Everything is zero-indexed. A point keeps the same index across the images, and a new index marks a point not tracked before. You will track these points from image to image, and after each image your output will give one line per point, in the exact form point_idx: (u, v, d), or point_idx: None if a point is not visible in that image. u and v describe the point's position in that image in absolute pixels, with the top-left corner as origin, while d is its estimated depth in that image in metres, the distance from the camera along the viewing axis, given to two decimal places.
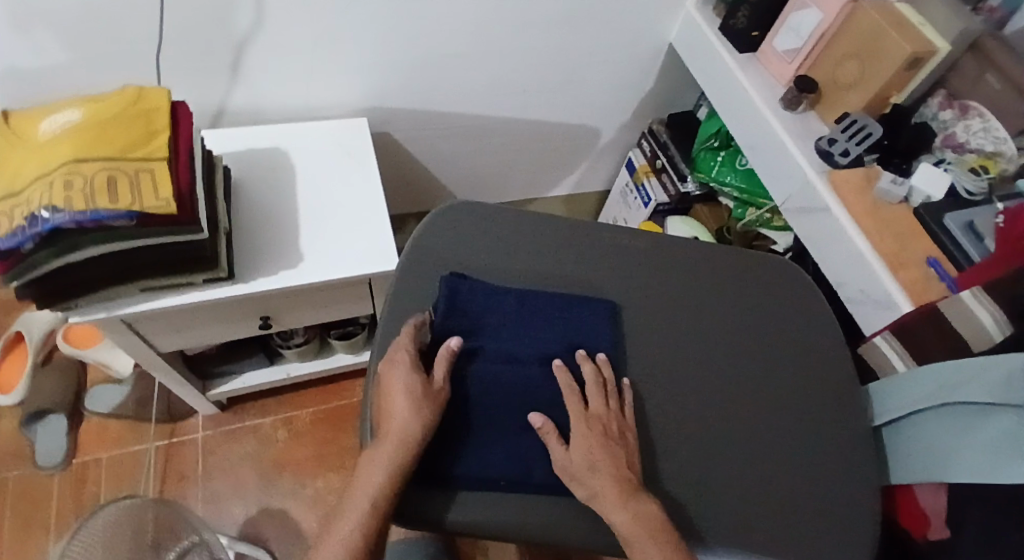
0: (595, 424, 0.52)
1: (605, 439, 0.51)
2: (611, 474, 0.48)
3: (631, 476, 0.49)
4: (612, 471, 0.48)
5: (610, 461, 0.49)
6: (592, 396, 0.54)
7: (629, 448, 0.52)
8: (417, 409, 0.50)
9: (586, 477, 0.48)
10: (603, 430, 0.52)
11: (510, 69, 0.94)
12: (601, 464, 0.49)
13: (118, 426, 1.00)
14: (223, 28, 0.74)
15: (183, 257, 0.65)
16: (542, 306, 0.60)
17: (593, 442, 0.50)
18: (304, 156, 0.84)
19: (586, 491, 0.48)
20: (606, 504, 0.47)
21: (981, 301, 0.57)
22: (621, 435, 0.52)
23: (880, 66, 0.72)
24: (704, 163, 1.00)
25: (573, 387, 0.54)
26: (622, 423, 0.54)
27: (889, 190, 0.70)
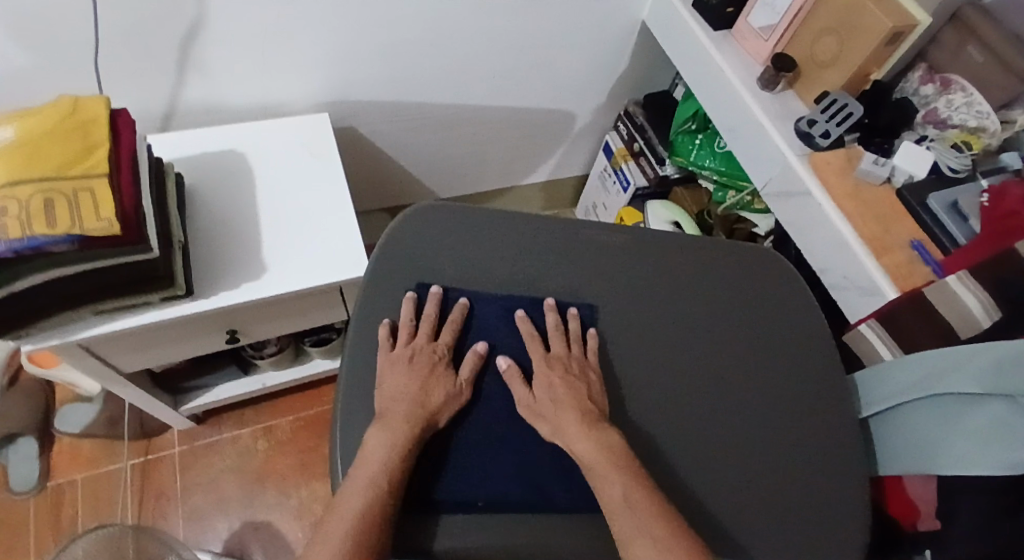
0: (557, 364, 0.55)
1: (568, 377, 0.55)
2: (574, 409, 0.52)
3: (593, 409, 0.53)
4: (575, 404, 0.52)
5: (572, 396, 0.53)
6: (553, 342, 0.57)
7: (593, 385, 0.55)
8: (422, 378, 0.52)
9: (550, 412, 0.52)
10: (564, 368, 0.55)
11: (476, 54, 0.90)
12: (563, 398, 0.53)
13: (91, 446, 0.97)
14: (164, 27, 0.68)
15: (134, 277, 0.61)
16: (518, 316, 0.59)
17: (555, 379, 0.54)
18: (262, 158, 0.79)
19: (549, 427, 0.52)
20: (569, 437, 0.51)
21: (968, 286, 0.56)
22: (583, 373, 0.56)
23: (860, 43, 0.70)
24: (682, 147, 0.97)
25: (534, 335, 0.58)
26: (585, 364, 0.57)
27: (872, 170, 0.68)
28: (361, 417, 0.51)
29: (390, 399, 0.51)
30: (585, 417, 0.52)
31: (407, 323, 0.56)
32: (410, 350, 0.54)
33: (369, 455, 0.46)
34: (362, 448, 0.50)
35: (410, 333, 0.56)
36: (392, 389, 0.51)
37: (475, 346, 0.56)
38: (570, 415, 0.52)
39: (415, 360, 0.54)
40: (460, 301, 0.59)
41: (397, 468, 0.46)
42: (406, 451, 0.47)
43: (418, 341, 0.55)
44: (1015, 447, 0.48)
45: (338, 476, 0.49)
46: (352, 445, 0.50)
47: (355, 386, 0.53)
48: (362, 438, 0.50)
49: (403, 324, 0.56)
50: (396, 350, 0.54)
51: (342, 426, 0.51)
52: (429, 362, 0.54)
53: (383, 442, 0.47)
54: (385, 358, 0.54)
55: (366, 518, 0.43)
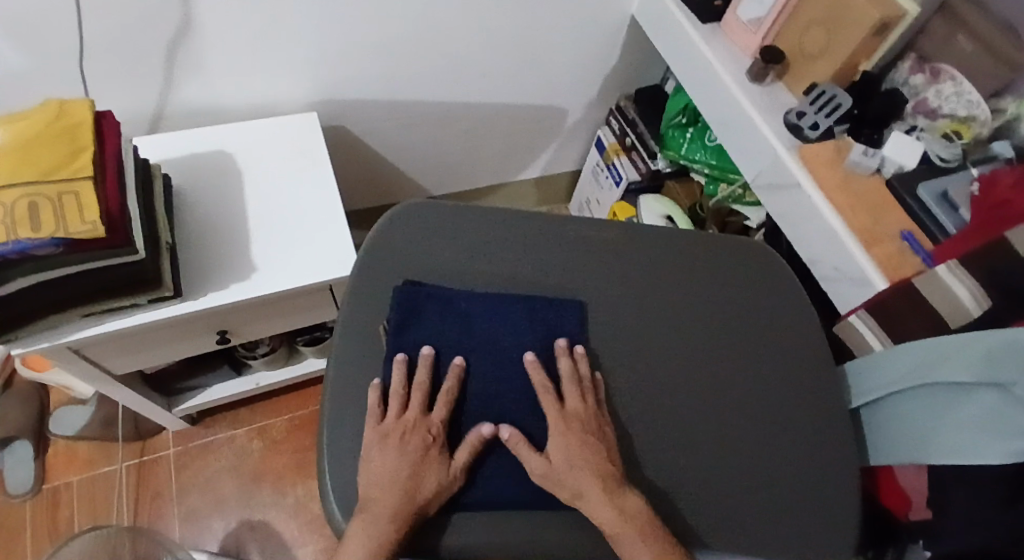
0: (575, 424, 0.51)
1: (587, 436, 0.50)
2: (593, 473, 0.47)
3: (613, 471, 0.48)
4: (597, 468, 0.48)
5: (593, 457, 0.49)
6: (569, 394, 0.52)
7: (609, 442, 0.51)
8: (409, 459, 0.47)
9: (569, 479, 0.48)
10: (582, 424, 0.51)
11: (463, 50, 0.89)
12: (583, 459, 0.48)
13: (86, 449, 0.96)
14: (147, 29, 0.68)
15: (122, 279, 0.61)
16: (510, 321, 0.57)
17: (574, 439, 0.50)
18: (251, 158, 0.79)
19: (568, 492, 0.47)
20: (591, 503, 0.46)
21: (957, 275, 0.56)
22: (601, 431, 0.51)
23: (848, 33, 0.69)
24: (672, 141, 0.98)
25: (547, 386, 0.53)
26: (600, 418, 0.52)
27: (861, 162, 0.68)
28: (352, 415, 0.51)
29: (376, 486, 0.46)
30: (607, 482, 0.47)
31: (398, 393, 0.51)
32: (402, 425, 0.49)
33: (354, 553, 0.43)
34: (352, 448, 0.50)
35: (401, 406, 0.50)
36: (380, 473, 0.46)
37: (481, 429, 0.50)
38: (592, 480, 0.47)
39: (407, 438, 0.48)
40: (456, 361, 0.53)
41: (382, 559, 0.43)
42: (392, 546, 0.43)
43: (409, 416, 0.50)
44: (1005, 438, 0.47)
45: (328, 477, 0.49)
46: (342, 445, 0.50)
47: (344, 380, 0.53)
48: (353, 436, 0.50)
49: (395, 393, 0.51)
50: (386, 424, 0.49)
51: (331, 422, 0.51)
52: (422, 444, 0.49)
53: (365, 535, 0.43)
54: (373, 432, 0.49)
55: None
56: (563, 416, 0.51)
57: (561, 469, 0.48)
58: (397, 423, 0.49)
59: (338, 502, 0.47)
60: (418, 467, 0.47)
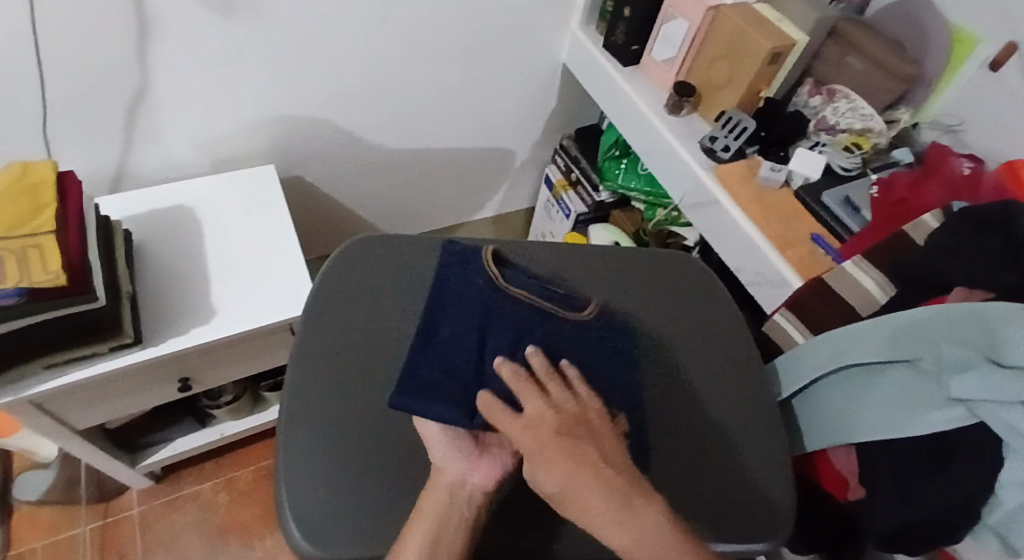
0: (553, 420, 0.44)
1: (577, 438, 0.43)
2: (601, 486, 0.40)
3: (621, 476, 0.41)
4: (600, 473, 0.41)
5: (591, 466, 0.41)
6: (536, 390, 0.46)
7: (608, 437, 0.44)
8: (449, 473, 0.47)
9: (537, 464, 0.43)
10: (565, 423, 0.44)
11: (410, 101, 0.96)
12: (586, 473, 0.41)
13: (48, 514, 0.94)
14: (108, 93, 0.73)
15: (84, 327, 0.63)
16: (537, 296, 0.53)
17: (545, 420, 0.44)
18: (209, 210, 0.83)
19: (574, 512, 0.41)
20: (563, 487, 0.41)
21: (863, 268, 0.63)
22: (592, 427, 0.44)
23: (745, 67, 0.78)
24: (610, 172, 1.07)
25: (521, 381, 0.46)
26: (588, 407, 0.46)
27: (770, 177, 0.75)
28: (304, 439, 0.53)
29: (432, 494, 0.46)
30: (619, 493, 0.40)
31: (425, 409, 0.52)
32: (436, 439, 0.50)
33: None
34: (306, 473, 0.51)
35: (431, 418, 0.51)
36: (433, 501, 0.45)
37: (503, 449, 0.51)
38: (561, 465, 0.41)
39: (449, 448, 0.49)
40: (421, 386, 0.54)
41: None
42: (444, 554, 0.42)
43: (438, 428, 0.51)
44: (925, 409, 0.52)
45: (285, 504, 0.50)
46: (296, 472, 0.51)
47: (296, 416, 0.54)
48: (307, 461, 0.51)
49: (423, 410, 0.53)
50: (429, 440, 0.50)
51: (285, 453, 0.52)
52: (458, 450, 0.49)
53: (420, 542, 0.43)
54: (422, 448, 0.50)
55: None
56: (522, 387, 0.46)
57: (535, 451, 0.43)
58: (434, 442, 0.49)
59: (295, 524, 0.49)
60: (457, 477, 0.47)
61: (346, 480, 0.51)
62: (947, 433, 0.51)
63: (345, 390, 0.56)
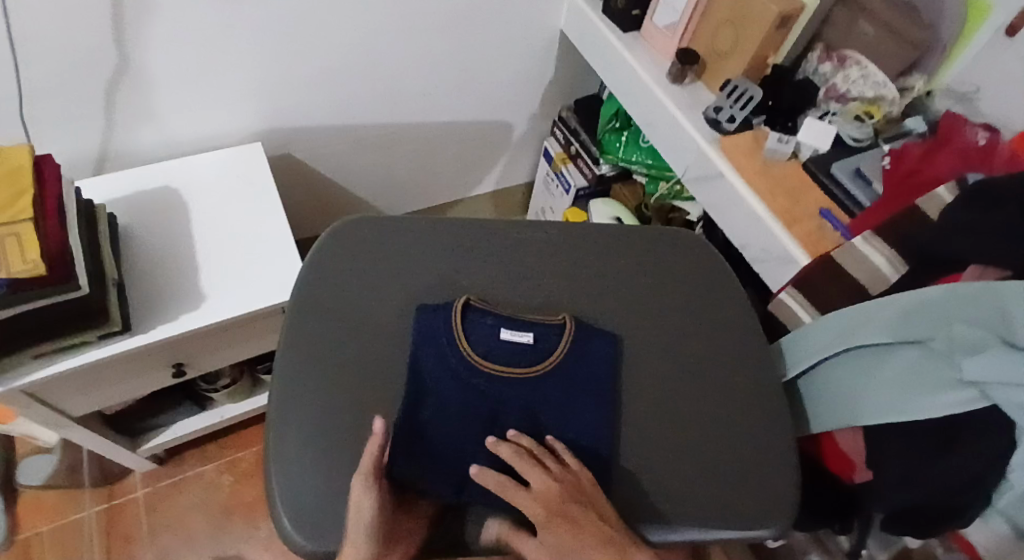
0: (548, 493, 0.48)
1: (569, 505, 0.47)
2: (595, 541, 0.45)
3: (614, 532, 0.46)
4: (595, 533, 0.45)
5: (585, 527, 0.45)
6: (531, 468, 0.49)
7: (598, 502, 0.48)
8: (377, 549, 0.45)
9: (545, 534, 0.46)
10: (558, 495, 0.47)
11: (403, 75, 0.92)
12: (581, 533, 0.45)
13: (54, 497, 0.95)
14: (86, 74, 0.70)
15: (69, 316, 0.61)
16: (500, 357, 0.55)
17: (550, 495, 0.47)
18: (197, 191, 0.81)
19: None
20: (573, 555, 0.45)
21: (873, 244, 0.61)
22: (580, 496, 0.48)
23: (752, 31, 0.74)
24: (610, 145, 1.03)
25: (512, 460, 0.50)
26: (576, 479, 0.49)
27: (777, 149, 0.72)
28: (296, 422, 0.52)
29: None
30: (611, 547, 0.44)
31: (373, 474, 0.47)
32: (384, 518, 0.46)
33: None
34: (297, 458, 0.50)
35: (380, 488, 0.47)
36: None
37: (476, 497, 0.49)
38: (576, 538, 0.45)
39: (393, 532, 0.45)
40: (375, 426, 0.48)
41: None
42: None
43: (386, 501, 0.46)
44: (936, 392, 0.49)
45: (276, 491, 0.49)
46: (286, 457, 0.50)
47: (286, 398, 0.53)
48: (298, 447, 0.50)
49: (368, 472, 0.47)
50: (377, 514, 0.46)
51: (275, 437, 0.51)
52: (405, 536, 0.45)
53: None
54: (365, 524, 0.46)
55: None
56: (522, 462, 0.49)
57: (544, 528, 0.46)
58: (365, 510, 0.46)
59: (287, 514, 0.48)
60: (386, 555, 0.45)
61: (336, 474, 0.49)
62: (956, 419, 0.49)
63: (336, 371, 0.54)
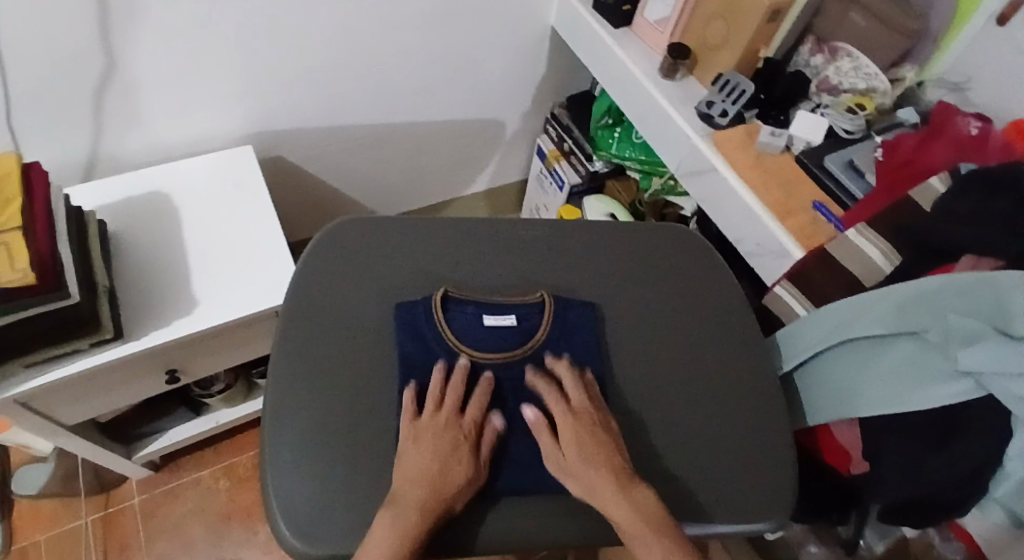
0: (584, 420, 0.51)
1: (597, 433, 0.50)
2: (605, 469, 0.48)
3: (625, 468, 0.48)
4: (608, 462, 0.48)
5: (603, 455, 0.48)
6: (568, 393, 0.53)
7: (618, 437, 0.51)
8: (435, 441, 0.49)
9: (584, 477, 0.48)
10: (591, 421, 0.51)
11: (393, 74, 0.92)
12: (596, 458, 0.48)
13: (49, 507, 0.94)
14: (72, 80, 0.69)
15: (60, 325, 0.60)
16: (485, 344, 0.57)
17: (585, 424, 0.51)
18: (188, 195, 0.80)
19: (582, 488, 0.48)
20: (603, 494, 0.46)
21: (866, 236, 0.61)
22: (607, 427, 0.51)
23: (743, 24, 0.74)
24: (602, 141, 1.02)
25: (547, 386, 0.54)
26: (603, 415, 0.52)
27: (770, 142, 0.72)
28: (292, 424, 0.51)
29: (405, 482, 0.46)
30: (619, 477, 0.47)
31: (435, 392, 0.52)
32: (434, 424, 0.50)
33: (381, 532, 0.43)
34: (294, 461, 0.50)
35: (436, 403, 0.52)
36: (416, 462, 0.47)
37: (492, 420, 0.52)
38: (604, 475, 0.47)
39: (439, 435, 0.49)
40: (484, 375, 0.54)
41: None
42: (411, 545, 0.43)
43: (445, 413, 0.51)
44: (931, 382, 0.50)
45: (272, 494, 0.49)
46: (282, 460, 0.50)
47: (283, 400, 0.53)
48: (294, 450, 0.50)
49: (431, 394, 0.52)
50: (420, 422, 0.50)
51: (272, 439, 0.51)
52: (454, 439, 0.49)
53: (387, 531, 0.43)
54: (408, 430, 0.50)
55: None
56: (563, 377, 0.54)
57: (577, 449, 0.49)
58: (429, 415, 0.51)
59: (284, 518, 0.48)
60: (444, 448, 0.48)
61: (332, 475, 0.49)
62: (953, 407, 0.49)
63: (332, 373, 0.54)
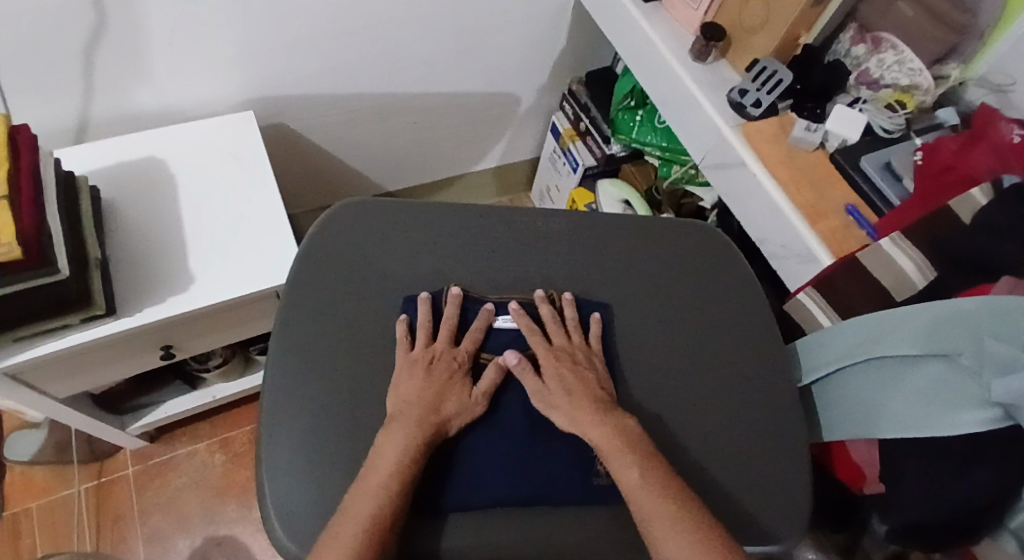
0: (569, 361, 0.53)
1: (583, 374, 0.52)
2: (587, 399, 0.50)
3: (605, 397, 0.51)
4: (587, 393, 0.50)
5: (583, 387, 0.51)
6: (555, 333, 0.55)
7: (600, 373, 0.53)
8: (415, 372, 0.50)
9: (564, 403, 0.50)
10: (570, 359, 0.53)
11: (404, 38, 0.86)
12: (574, 388, 0.51)
13: (42, 474, 0.93)
14: (58, 34, 0.64)
15: (47, 301, 0.57)
16: (487, 345, 0.55)
17: (564, 367, 0.52)
18: (185, 163, 0.76)
19: (563, 417, 0.50)
20: (583, 424, 0.48)
21: (902, 247, 0.57)
22: (588, 361, 0.54)
23: (785, 9, 0.69)
24: (623, 124, 0.97)
25: (535, 327, 0.55)
26: (591, 354, 0.54)
27: (804, 137, 0.68)
28: (291, 418, 0.49)
29: (405, 401, 0.48)
30: (598, 404, 0.49)
31: (423, 325, 0.53)
32: (427, 353, 0.52)
33: (386, 450, 0.45)
34: (291, 457, 0.47)
35: (429, 335, 0.53)
36: (407, 392, 0.49)
37: (508, 358, 0.53)
38: (584, 405, 0.49)
39: (434, 365, 0.51)
40: (451, 291, 0.56)
41: (397, 485, 0.43)
42: (414, 460, 0.44)
43: (435, 346, 0.53)
44: (959, 406, 0.47)
45: (266, 489, 0.47)
46: (278, 455, 0.47)
47: (281, 391, 0.50)
48: (290, 447, 0.48)
49: (420, 326, 0.53)
50: (414, 353, 0.52)
51: (269, 433, 0.49)
52: (448, 369, 0.51)
53: (394, 442, 0.45)
54: (404, 359, 0.51)
55: (380, 509, 0.41)
56: (529, 326, 0.55)
57: (558, 382, 0.51)
58: (414, 351, 0.52)
59: (277, 518, 0.45)
60: (430, 380, 0.50)
61: (330, 478, 0.47)
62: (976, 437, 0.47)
63: (336, 368, 0.51)
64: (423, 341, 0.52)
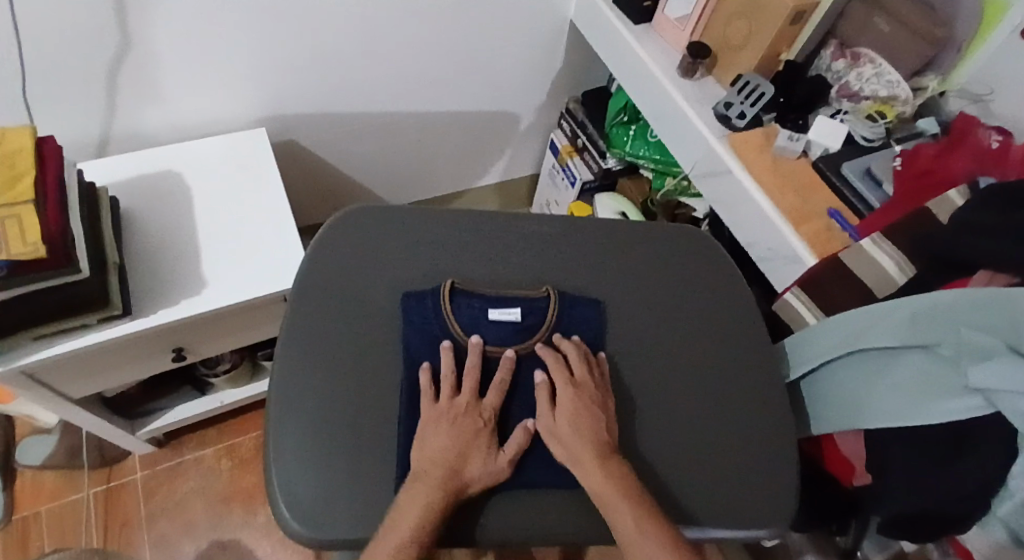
0: (582, 390, 0.53)
1: (590, 402, 0.52)
2: (592, 437, 0.50)
3: (609, 438, 0.50)
4: (593, 431, 0.50)
5: (590, 423, 0.51)
6: (575, 365, 0.55)
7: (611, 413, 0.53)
8: (442, 427, 0.49)
9: (568, 438, 0.50)
10: (588, 393, 0.53)
11: (408, 59, 0.91)
12: (583, 426, 0.50)
13: (52, 480, 0.95)
14: (81, 51, 0.68)
15: (68, 300, 0.61)
16: (487, 337, 0.57)
17: (579, 404, 0.52)
18: (199, 175, 0.80)
19: (565, 451, 0.50)
20: (585, 464, 0.48)
21: (883, 249, 0.60)
22: (603, 400, 0.53)
23: (769, 22, 0.72)
24: (617, 139, 1.02)
25: (558, 356, 0.56)
26: (606, 392, 0.54)
27: (787, 146, 0.72)
28: (298, 407, 0.51)
29: (427, 457, 0.47)
30: (600, 446, 0.49)
31: (450, 378, 0.53)
32: (454, 407, 0.51)
33: (404, 510, 0.44)
34: (298, 445, 0.50)
35: (452, 388, 0.53)
36: (431, 449, 0.48)
37: (525, 422, 0.52)
38: (587, 444, 0.49)
39: (458, 420, 0.50)
40: (473, 339, 0.56)
41: (413, 548, 0.42)
42: (435, 519, 0.44)
43: (462, 399, 0.52)
44: (938, 396, 0.49)
45: (274, 474, 0.49)
46: (286, 444, 0.50)
47: (288, 383, 0.53)
48: (298, 435, 0.50)
49: (446, 376, 0.53)
50: (440, 405, 0.51)
51: (277, 422, 0.51)
52: (473, 425, 0.51)
53: (413, 501, 0.44)
54: (430, 410, 0.51)
55: None
56: (549, 356, 0.56)
57: (568, 414, 0.51)
58: (441, 404, 0.51)
59: (286, 501, 0.48)
60: (455, 438, 0.49)
61: (336, 465, 0.49)
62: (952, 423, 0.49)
63: (342, 363, 0.54)
64: (452, 392, 0.52)
